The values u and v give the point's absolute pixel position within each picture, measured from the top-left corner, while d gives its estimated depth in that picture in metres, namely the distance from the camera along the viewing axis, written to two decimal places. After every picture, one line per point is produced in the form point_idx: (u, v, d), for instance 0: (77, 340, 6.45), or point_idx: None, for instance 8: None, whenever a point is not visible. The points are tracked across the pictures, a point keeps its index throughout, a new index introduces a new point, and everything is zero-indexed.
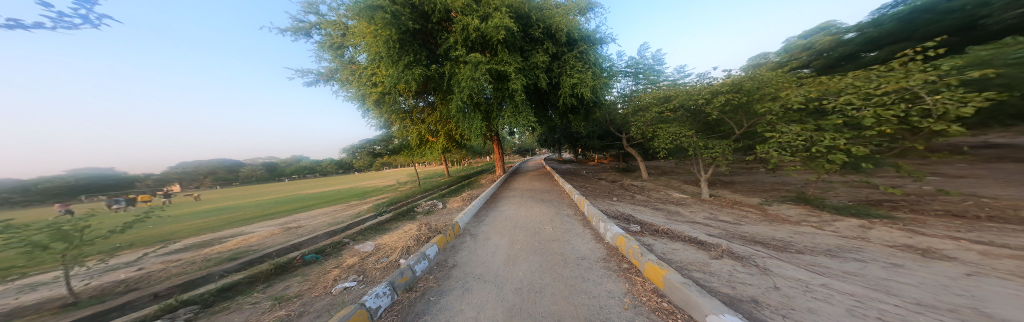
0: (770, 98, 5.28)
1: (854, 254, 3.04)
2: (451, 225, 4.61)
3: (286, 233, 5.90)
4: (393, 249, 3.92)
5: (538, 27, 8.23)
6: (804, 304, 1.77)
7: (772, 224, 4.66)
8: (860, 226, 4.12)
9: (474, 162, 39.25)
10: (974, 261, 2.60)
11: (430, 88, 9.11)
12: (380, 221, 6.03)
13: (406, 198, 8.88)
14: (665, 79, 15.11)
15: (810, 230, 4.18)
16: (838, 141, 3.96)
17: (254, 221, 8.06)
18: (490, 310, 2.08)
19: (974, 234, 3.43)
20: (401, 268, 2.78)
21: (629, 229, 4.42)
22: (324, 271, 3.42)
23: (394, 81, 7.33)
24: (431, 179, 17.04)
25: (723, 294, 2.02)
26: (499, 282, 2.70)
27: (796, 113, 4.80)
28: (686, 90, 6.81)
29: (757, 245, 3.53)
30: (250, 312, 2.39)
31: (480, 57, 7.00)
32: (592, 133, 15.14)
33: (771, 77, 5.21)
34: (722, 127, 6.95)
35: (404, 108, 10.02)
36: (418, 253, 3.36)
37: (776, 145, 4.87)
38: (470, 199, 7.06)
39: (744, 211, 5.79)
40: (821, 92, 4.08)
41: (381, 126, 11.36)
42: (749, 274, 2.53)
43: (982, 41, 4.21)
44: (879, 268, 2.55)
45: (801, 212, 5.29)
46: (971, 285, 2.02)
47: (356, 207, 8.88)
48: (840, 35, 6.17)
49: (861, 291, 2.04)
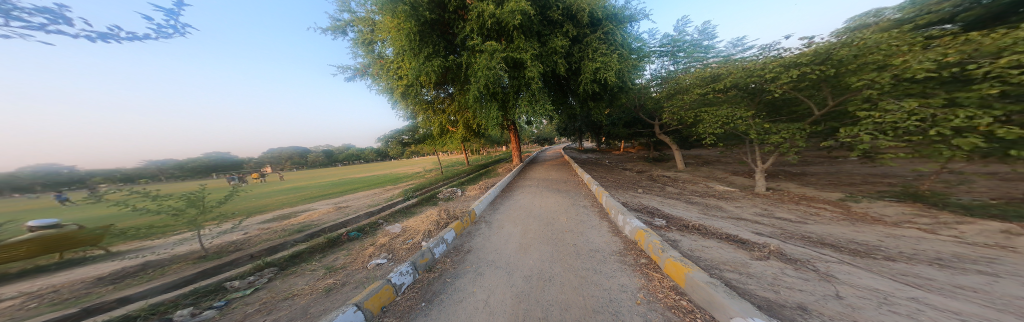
0: (875, 68, 4.03)
1: (980, 266, 2.36)
2: (468, 212, 4.80)
3: (337, 212, 6.79)
4: (417, 231, 4.24)
5: (557, 8, 7.63)
6: (876, 318, 1.47)
7: (854, 225, 3.85)
8: (1000, 231, 3.14)
9: (495, 151, 39.75)
10: None
11: (449, 79, 9.29)
12: (409, 205, 6.56)
13: (432, 185, 9.53)
14: (711, 57, 13.00)
15: (912, 233, 3.35)
16: (977, 121, 2.92)
17: (318, 199, 9.52)
18: (499, 294, 2.15)
19: None
20: (422, 250, 3.02)
21: (653, 223, 4.09)
22: (363, 247, 3.88)
23: (416, 73, 7.61)
24: (456, 167, 17.87)
25: (761, 298, 1.77)
26: (510, 269, 2.76)
27: (915, 84, 3.61)
28: (743, 66, 5.78)
29: (823, 248, 2.98)
30: (310, 277, 2.84)
31: (495, 45, 6.87)
32: (620, 120, 14.07)
33: (881, 39, 3.83)
34: (796, 107, 5.75)
35: (428, 99, 10.48)
36: (437, 237, 3.59)
37: (873, 127, 3.87)
38: (487, 187, 7.18)
39: (815, 208, 4.88)
40: (963, 54, 2.95)
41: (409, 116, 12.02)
42: (803, 279, 2.17)
43: None
44: (1016, 285, 1.95)
45: (902, 211, 4.25)
46: None
47: (391, 191, 9.87)
48: None
49: (973, 309, 1.61)
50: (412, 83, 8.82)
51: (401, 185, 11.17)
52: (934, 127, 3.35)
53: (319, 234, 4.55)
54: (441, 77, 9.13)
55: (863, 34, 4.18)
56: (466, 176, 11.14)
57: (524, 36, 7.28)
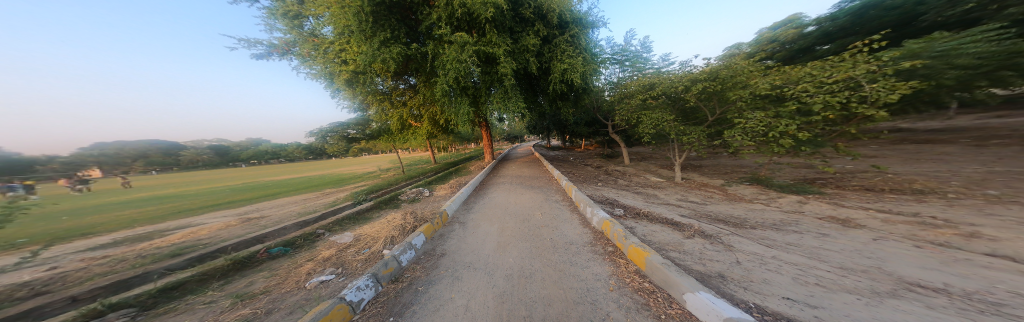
0: (741, 86, 5.50)
1: (793, 226, 3.35)
2: (438, 213, 4.43)
3: (246, 224, 5.19)
4: (375, 239, 3.68)
5: (528, 6, 7.69)
6: (761, 275, 1.88)
7: (731, 203, 5.00)
8: (799, 201, 4.58)
9: (462, 148, 38.11)
10: (879, 227, 3.05)
11: (412, 69, 8.39)
12: (361, 209, 5.63)
13: (390, 185, 8.50)
14: (650, 68, 15.11)
15: (759, 206, 4.54)
16: (791, 126, 4.33)
17: (221, 208, 7.02)
18: (481, 297, 2.02)
19: (882, 204, 3.99)
20: (385, 259, 2.62)
21: (614, 212, 4.55)
22: (295, 264, 2.85)
23: (369, 59, 6.65)
24: (416, 165, 16.52)
25: (696, 272, 2.11)
26: (490, 269, 2.65)
27: (762, 100, 5.08)
28: (667, 77, 6.68)
29: (721, 223, 3.72)
30: (204, 313, 1.79)
31: (466, 37, 6.55)
32: (580, 120, 15.26)
33: (744, 65, 5.41)
34: (696, 114, 7.20)
35: (382, 89, 9.30)
36: (402, 244, 3.16)
37: (741, 130, 5.14)
38: (459, 186, 6.83)
39: (709, 192, 6.16)
40: (783, 81, 4.51)
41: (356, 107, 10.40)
42: (717, 251, 2.69)
43: (912, 36, 5.57)
44: (811, 238, 2.84)
45: (753, 191, 5.73)
46: (880, 249, 2.36)
47: (330, 195, 8.36)
48: (803, 28, 7.45)
49: (801, 259, 2.25)
50: (365, 70, 7.70)
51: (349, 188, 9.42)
52: (770, 131, 4.78)
53: (216, 255, 3.20)
54: (401, 66, 8.21)
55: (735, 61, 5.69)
56: (433, 175, 10.40)
57: (496, 31, 7.11)
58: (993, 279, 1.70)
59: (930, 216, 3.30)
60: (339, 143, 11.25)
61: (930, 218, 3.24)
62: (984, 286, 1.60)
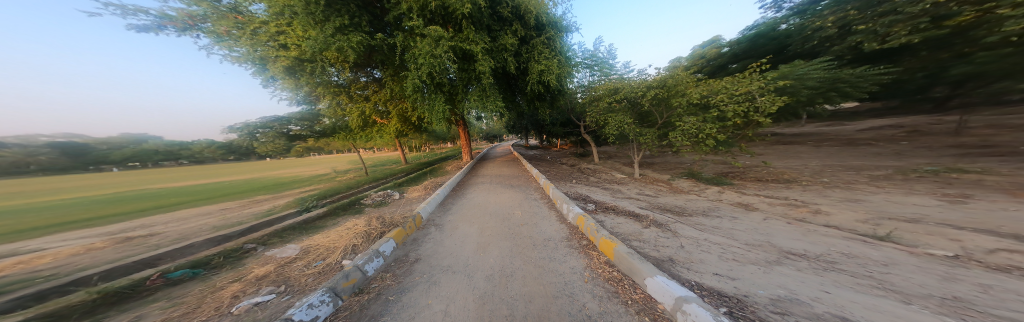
0: (679, 94, 6.42)
1: (717, 211, 3.84)
2: (412, 216, 3.60)
3: (123, 246, 3.60)
4: (327, 250, 2.73)
5: (506, 5, 7.61)
6: (696, 256, 2.08)
7: (674, 194, 5.54)
8: (719, 191, 5.26)
9: (438, 148, 36.43)
10: (766, 209, 3.77)
11: (376, 61, 7.60)
12: (308, 218, 4.40)
13: (351, 189, 7.45)
14: (616, 75, 16.48)
15: (692, 196, 5.13)
16: (712, 129, 5.41)
17: (96, 224, 4.84)
18: (460, 301, 1.50)
19: (769, 191, 4.90)
20: (345, 269, 1.87)
21: (587, 207, 4.82)
22: (208, 290, 1.94)
23: (318, 47, 5.74)
24: (383, 166, 15.05)
25: (650, 257, 2.16)
26: (470, 271, 2.03)
27: (694, 108, 6.11)
28: (627, 84, 7.25)
29: (666, 212, 4.06)
30: None
31: (440, 31, 6.16)
32: (557, 121, 15.85)
33: (681, 76, 6.38)
34: (648, 118, 7.89)
35: (338, 82, 8.20)
36: (367, 251, 2.35)
37: (681, 133, 5.93)
38: (434, 187, 6.39)
39: (657, 186, 6.72)
40: (709, 91, 5.54)
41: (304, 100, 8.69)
42: (665, 236, 2.89)
43: (788, 59, 8.44)
44: (728, 220, 3.32)
45: (690, 184, 6.35)
46: (771, 227, 2.92)
47: (263, 203, 6.55)
48: (720, 49, 10.35)
49: (721, 239, 2.60)
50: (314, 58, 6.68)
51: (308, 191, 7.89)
52: (699, 133, 5.77)
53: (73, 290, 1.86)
54: (363, 57, 7.37)
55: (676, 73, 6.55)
56: (404, 176, 9.58)
57: (474, 28, 6.88)
58: (830, 244, 2.27)
59: (793, 198, 4.25)
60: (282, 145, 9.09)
61: (794, 200, 4.12)
62: (825, 249, 2.13)
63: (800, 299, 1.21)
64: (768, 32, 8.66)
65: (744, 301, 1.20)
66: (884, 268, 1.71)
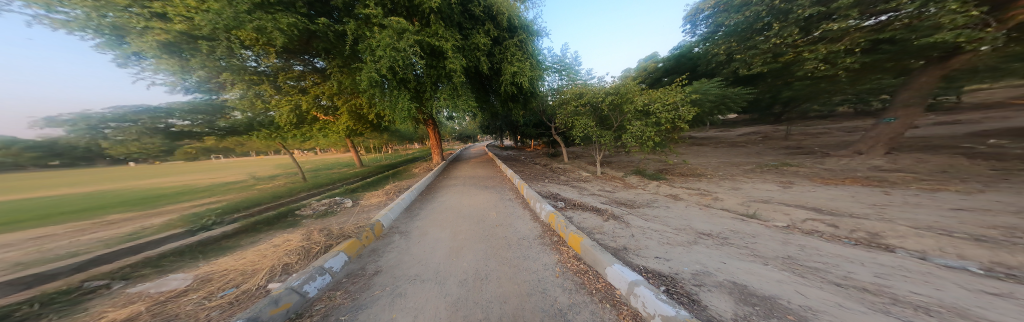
0: (626, 100, 7.29)
1: (659, 203, 4.51)
2: (372, 224, 3.17)
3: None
4: (251, 268, 1.94)
5: (478, 3, 7.41)
6: (642, 243, 2.44)
7: (626, 189, 6.28)
8: (660, 184, 6.25)
9: (400, 149, 33.24)
10: (691, 198, 4.62)
11: (317, 48, 6.40)
12: (218, 236, 3.33)
13: (287, 199, 6.10)
14: None
15: (640, 191, 5.90)
16: (649, 132, 6.43)
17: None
18: (431, 309, 1.40)
19: (694, 183, 6.01)
20: (275, 293, 1.35)
21: (557, 205, 5.07)
22: None
23: (224, 22, 4.59)
24: (331, 169, 12.93)
25: (611, 246, 2.44)
26: (442, 277, 1.93)
27: (639, 114, 7.06)
28: (592, 89, 7.93)
29: (620, 206, 4.64)
30: None
31: (404, 23, 5.67)
32: (529, 122, 16.29)
33: (627, 84, 7.31)
34: (608, 121, 8.37)
35: (254, 68, 6.48)
36: (311, 266, 1.82)
37: (631, 136, 6.82)
38: (398, 192, 5.78)
39: (613, 182, 7.51)
40: (650, 100, 6.55)
41: (216, 85, 6.35)
42: (620, 227, 3.28)
43: (701, 76, 10.68)
44: (666, 210, 3.96)
45: (638, 179, 7.36)
46: (696, 214, 3.60)
47: (169, 213, 4.24)
48: (655, 63, 12.23)
49: (660, 226, 3.10)
50: (215, 35, 5.16)
51: (238, 196, 5.90)
52: (642, 135, 6.75)
53: None
54: (302, 42, 6.14)
55: (627, 82, 7.46)
56: (357, 181, 8.37)
57: (443, 24, 6.55)
58: (726, 223, 2.97)
59: (706, 188, 5.33)
60: (200, 152, 6.24)
61: (706, 190, 5.20)
62: (723, 227, 2.79)
63: (711, 271, 1.57)
64: (686, 53, 10.79)
65: (677, 278, 1.50)
66: (760, 239, 2.32)
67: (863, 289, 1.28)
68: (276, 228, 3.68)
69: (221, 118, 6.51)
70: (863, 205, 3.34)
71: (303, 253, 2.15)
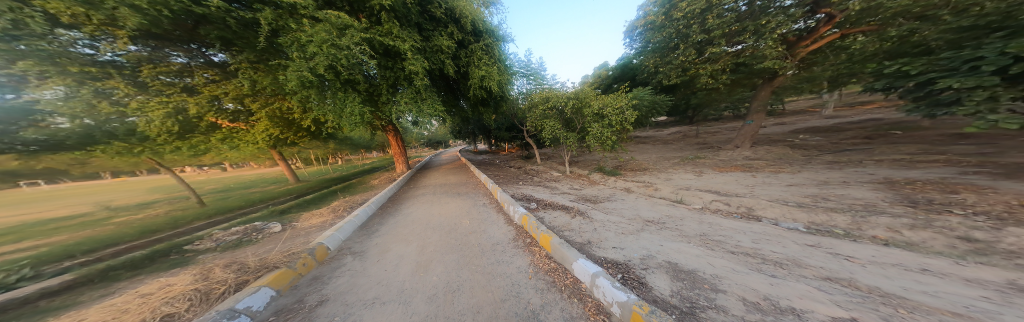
0: (583, 104, 7.92)
1: (617, 197, 4.95)
2: (314, 248, 2.76)
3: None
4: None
5: (438, 5, 7.19)
6: (604, 235, 2.66)
7: (587, 187, 6.75)
8: (616, 180, 6.88)
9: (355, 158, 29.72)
10: (639, 191, 5.20)
11: (221, 40, 5.16)
12: (52, 292, 2.41)
13: (184, 230, 4.82)
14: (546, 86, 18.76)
15: (600, 187, 6.40)
16: (603, 133, 7.11)
17: None
18: None
19: (643, 177, 6.77)
20: None
21: (530, 206, 5.15)
22: None
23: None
24: (258, 189, 10.77)
25: (577, 242, 2.60)
26: (407, 295, 1.79)
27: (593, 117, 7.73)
28: (558, 93, 8.37)
29: (585, 202, 4.94)
30: None
31: (352, 20, 5.17)
32: (501, 125, 16.29)
33: (586, 90, 7.96)
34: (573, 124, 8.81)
35: (93, 56, 4.48)
36: (216, 310, 1.48)
37: (593, 136, 7.37)
38: (352, 207, 5.16)
39: (577, 180, 7.98)
40: (604, 104, 7.25)
41: (16, 77, 4.07)
42: (586, 223, 3.51)
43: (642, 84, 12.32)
44: (621, 203, 4.38)
45: (599, 176, 7.97)
46: (646, 204, 4.06)
47: None
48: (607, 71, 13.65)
49: (617, 218, 3.41)
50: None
51: (71, 238, 4.43)
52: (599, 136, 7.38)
53: None
54: (198, 33, 4.89)
55: (585, 88, 8.10)
56: (293, 200, 7.16)
57: (398, 23, 6.19)
58: (663, 210, 3.45)
59: (651, 181, 6.06)
60: None
61: (652, 182, 5.91)
62: (662, 214, 3.23)
63: (654, 254, 1.81)
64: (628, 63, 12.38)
65: (629, 265, 1.68)
66: (691, 221, 2.75)
67: (748, 253, 1.63)
68: (152, 271, 2.83)
69: (27, 128, 4.59)
70: (745, 186, 4.28)
71: (196, 297, 1.71)
